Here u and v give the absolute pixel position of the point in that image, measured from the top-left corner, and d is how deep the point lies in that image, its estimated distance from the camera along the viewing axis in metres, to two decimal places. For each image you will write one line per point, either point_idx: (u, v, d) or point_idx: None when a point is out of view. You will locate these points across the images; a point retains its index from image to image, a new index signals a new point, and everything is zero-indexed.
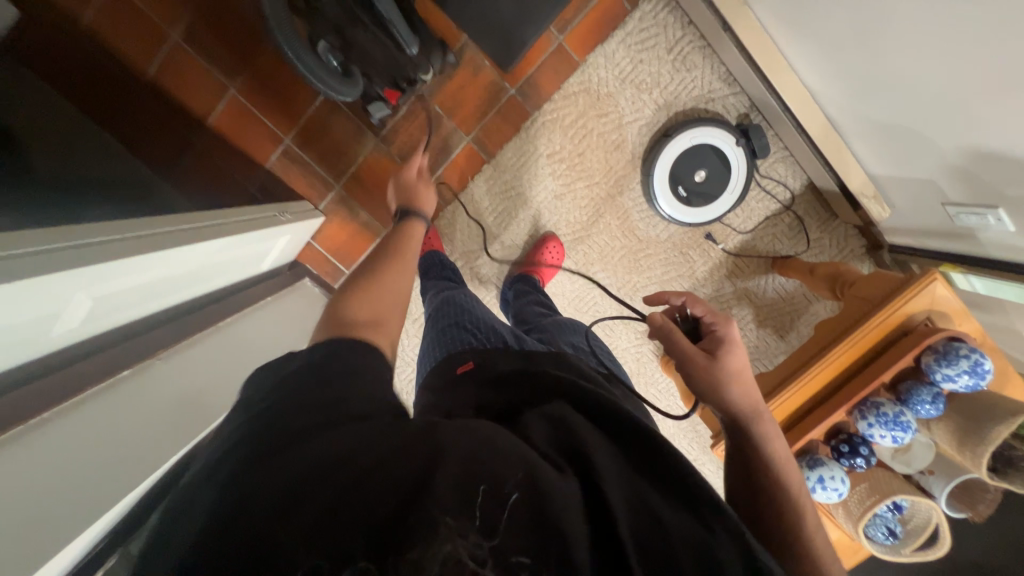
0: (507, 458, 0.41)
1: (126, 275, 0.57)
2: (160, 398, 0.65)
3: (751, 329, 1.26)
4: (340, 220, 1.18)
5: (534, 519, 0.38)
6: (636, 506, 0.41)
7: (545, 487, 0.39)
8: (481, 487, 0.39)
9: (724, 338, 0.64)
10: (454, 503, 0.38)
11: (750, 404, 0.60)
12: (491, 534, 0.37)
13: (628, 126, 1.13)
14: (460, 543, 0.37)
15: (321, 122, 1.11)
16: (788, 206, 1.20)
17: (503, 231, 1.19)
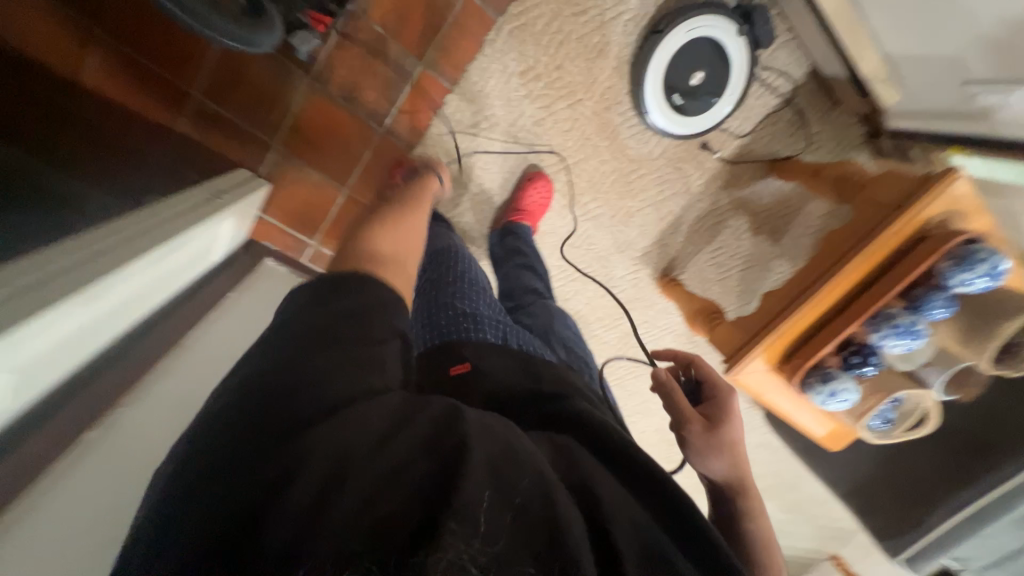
0: (523, 459, 0.38)
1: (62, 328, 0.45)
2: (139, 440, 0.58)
3: (745, 238, 1.21)
4: (288, 184, 1.00)
5: (546, 519, 0.35)
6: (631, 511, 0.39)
7: (553, 494, 0.36)
8: (488, 492, 0.35)
9: (723, 407, 0.63)
10: (465, 512, 0.33)
11: (738, 475, 0.60)
12: (495, 540, 0.33)
13: (612, 23, 0.94)
14: (463, 550, 0.32)
15: (233, 64, 0.86)
16: (789, 100, 1.09)
17: (481, 171, 1.05)
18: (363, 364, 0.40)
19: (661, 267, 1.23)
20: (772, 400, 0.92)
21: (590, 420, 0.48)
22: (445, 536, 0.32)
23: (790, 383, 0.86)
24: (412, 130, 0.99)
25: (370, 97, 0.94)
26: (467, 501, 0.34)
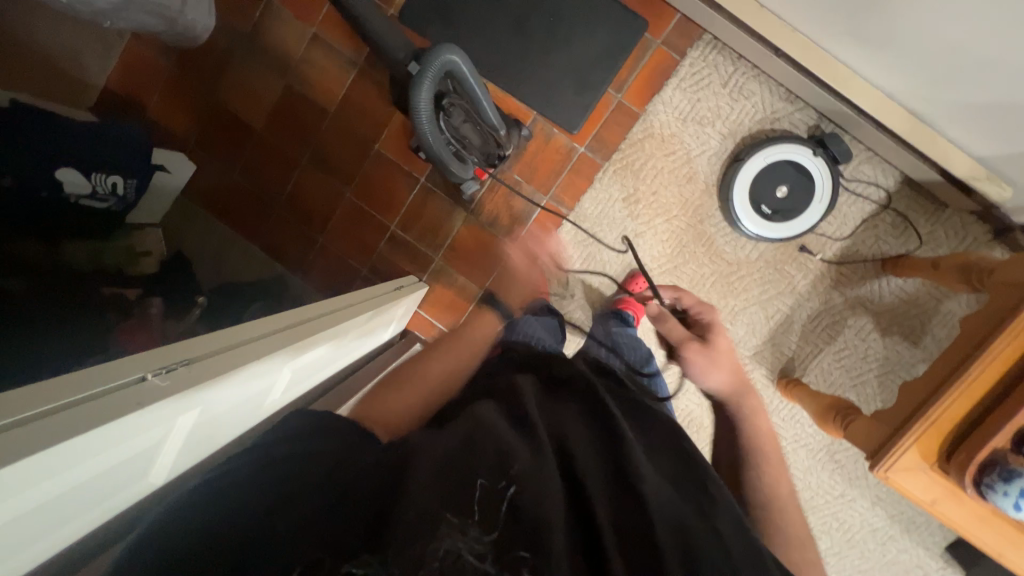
0: (496, 459, 0.48)
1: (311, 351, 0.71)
2: None
3: (874, 338, 1.18)
4: (441, 286, 1.31)
5: (519, 517, 0.44)
6: (614, 506, 0.48)
7: (527, 479, 0.46)
8: (480, 482, 0.46)
9: (709, 324, 0.95)
10: (454, 504, 0.44)
11: (738, 385, 0.86)
12: (490, 530, 0.43)
13: (697, 159, 1.18)
14: (460, 540, 0.41)
15: (420, 207, 1.29)
16: (886, 205, 1.14)
17: (591, 275, 1.26)
18: (323, 438, 0.53)
19: (777, 367, 1.21)
20: (943, 511, 0.78)
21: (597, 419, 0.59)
22: (444, 526, 0.42)
23: (962, 484, 0.74)
24: (536, 245, 1.26)
25: (508, 222, 1.26)
26: (447, 496, 0.44)
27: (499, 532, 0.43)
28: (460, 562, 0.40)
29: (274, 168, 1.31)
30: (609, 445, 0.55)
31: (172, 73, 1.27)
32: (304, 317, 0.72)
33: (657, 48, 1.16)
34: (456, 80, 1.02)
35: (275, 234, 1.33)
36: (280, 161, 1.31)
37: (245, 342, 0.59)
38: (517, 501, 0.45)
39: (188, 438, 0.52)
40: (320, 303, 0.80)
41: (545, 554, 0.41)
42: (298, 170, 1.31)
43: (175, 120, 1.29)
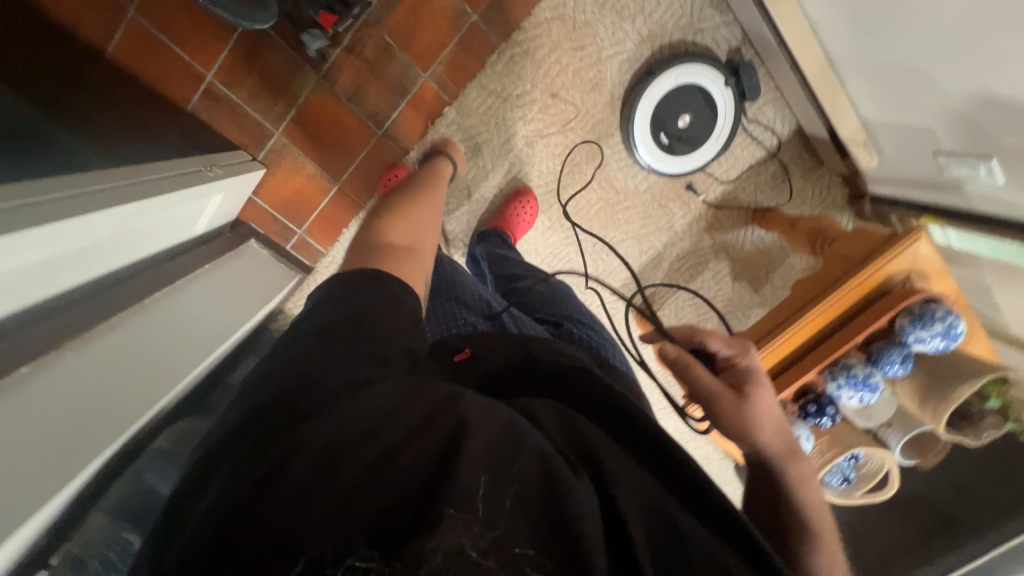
0: (516, 433, 0.35)
1: (24, 254, 0.48)
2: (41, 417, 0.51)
3: (726, 282, 1.25)
4: (284, 172, 1.03)
5: (545, 510, 0.32)
6: (649, 500, 0.37)
7: (560, 480, 0.33)
8: (485, 476, 0.32)
9: (748, 372, 0.59)
10: (461, 490, 0.31)
11: (784, 443, 0.56)
12: (491, 525, 0.30)
13: (608, 62, 1.00)
14: (464, 535, 0.29)
15: (248, 53, 0.91)
16: (773, 154, 1.12)
17: (471, 184, 1.09)
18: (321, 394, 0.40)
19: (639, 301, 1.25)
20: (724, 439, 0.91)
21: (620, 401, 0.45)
22: (441, 519, 0.29)
23: None
24: (407, 139, 1.05)
25: (372, 100, 0.99)
26: (463, 479, 0.31)
27: (504, 529, 0.30)
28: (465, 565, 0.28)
29: None
30: (643, 434, 0.42)
31: None
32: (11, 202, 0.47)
33: None
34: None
35: None
36: None
37: None
38: (526, 495, 0.32)
39: None
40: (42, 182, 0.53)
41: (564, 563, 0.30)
42: None
43: None
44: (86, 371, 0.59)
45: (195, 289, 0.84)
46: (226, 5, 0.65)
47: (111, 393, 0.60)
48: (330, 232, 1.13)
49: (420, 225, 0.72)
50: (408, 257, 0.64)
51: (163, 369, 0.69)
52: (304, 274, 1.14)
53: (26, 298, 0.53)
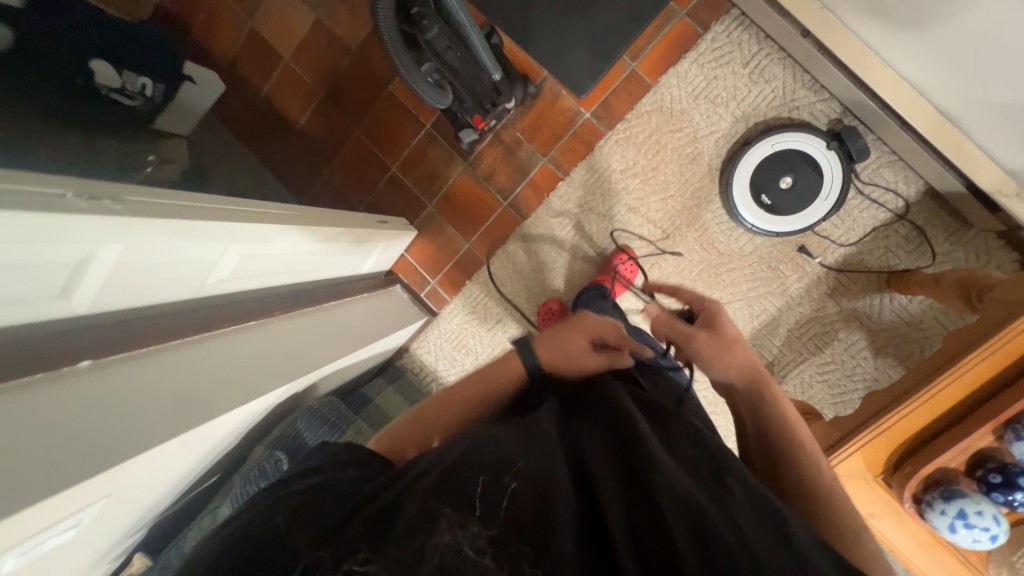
0: (503, 459, 0.48)
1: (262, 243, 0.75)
2: (254, 353, 0.72)
3: (865, 357, 1.11)
4: (430, 235, 1.33)
5: (532, 509, 0.44)
6: (637, 508, 0.44)
7: (541, 487, 0.46)
8: (483, 477, 0.46)
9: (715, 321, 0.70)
10: (454, 500, 0.44)
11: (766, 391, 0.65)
12: (490, 524, 0.43)
13: (704, 139, 1.14)
14: (458, 534, 0.42)
15: (421, 152, 1.31)
16: (902, 215, 1.06)
17: (579, 245, 1.24)
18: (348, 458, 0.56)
19: None
20: (881, 528, 0.72)
21: (616, 422, 0.54)
22: (444, 519, 0.43)
23: (901, 498, 0.69)
24: (528, 207, 1.26)
25: (502, 180, 1.26)
26: (451, 494, 0.45)
27: (499, 529, 0.43)
28: (460, 555, 0.41)
29: (290, 96, 1.35)
30: (635, 448, 0.49)
31: None
32: (262, 210, 0.76)
33: (681, 18, 1.11)
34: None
35: (285, 161, 1.38)
36: (298, 90, 1.34)
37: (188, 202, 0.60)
38: (515, 498, 0.45)
39: (115, 273, 0.54)
40: (286, 207, 0.84)
41: (545, 551, 0.41)
42: (314, 99, 1.34)
43: (219, 42, 1.34)
44: (280, 338, 0.80)
45: (358, 307, 1.09)
46: (427, 88, 0.83)
47: (284, 356, 0.77)
48: (456, 284, 1.33)
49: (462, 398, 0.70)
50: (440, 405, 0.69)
51: (332, 349, 0.90)
52: (430, 316, 1.34)
53: (251, 281, 0.80)
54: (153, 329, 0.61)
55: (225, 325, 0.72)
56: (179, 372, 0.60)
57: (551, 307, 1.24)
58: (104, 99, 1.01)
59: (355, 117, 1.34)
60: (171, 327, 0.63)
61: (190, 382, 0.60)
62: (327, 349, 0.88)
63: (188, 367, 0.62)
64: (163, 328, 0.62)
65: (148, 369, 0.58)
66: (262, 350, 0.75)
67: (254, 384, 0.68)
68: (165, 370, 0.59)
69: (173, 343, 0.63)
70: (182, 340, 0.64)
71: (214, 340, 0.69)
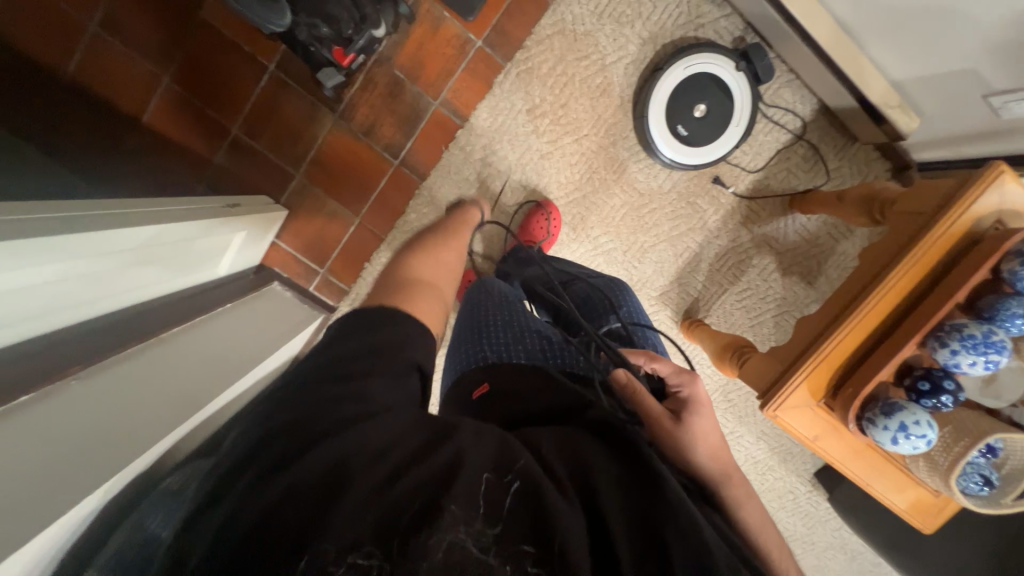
0: (509, 458, 0.40)
1: (25, 271, 0.45)
2: (58, 438, 0.46)
3: (775, 278, 1.16)
4: (307, 213, 1.05)
5: (533, 510, 0.37)
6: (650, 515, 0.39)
7: (545, 491, 0.38)
8: (487, 475, 0.39)
9: (689, 400, 0.60)
10: (461, 496, 0.37)
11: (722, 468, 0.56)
12: (495, 523, 0.36)
13: (613, 67, 1.01)
14: (463, 532, 0.35)
15: (271, 103, 0.99)
16: (799, 135, 1.08)
17: (491, 205, 1.07)
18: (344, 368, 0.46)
19: (682, 308, 1.16)
20: (822, 446, 0.76)
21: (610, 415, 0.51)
22: (446, 516, 0.36)
23: (845, 419, 0.70)
24: (423, 164, 1.03)
25: (387, 132, 1.01)
26: (455, 491, 0.37)
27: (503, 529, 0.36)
28: (463, 560, 0.34)
29: (35, 28, 0.88)
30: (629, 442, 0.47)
31: None
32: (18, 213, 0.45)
33: None
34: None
35: None
36: (50, 18, 0.88)
37: None
38: (523, 498, 0.38)
39: None
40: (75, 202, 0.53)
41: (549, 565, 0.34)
42: (84, 35, 0.91)
43: None
44: (95, 404, 0.53)
45: (232, 318, 0.84)
46: None
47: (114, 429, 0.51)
48: (352, 268, 1.08)
49: (442, 267, 0.75)
50: (427, 292, 0.66)
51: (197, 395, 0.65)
52: (327, 313, 1.09)
53: (10, 334, 0.49)
54: None
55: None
56: None
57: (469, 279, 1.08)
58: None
59: (159, 60, 0.94)
60: None
61: None
62: (188, 395, 0.63)
63: None
64: None
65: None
66: (76, 425, 0.49)
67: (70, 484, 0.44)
68: None
69: None
70: None
71: None
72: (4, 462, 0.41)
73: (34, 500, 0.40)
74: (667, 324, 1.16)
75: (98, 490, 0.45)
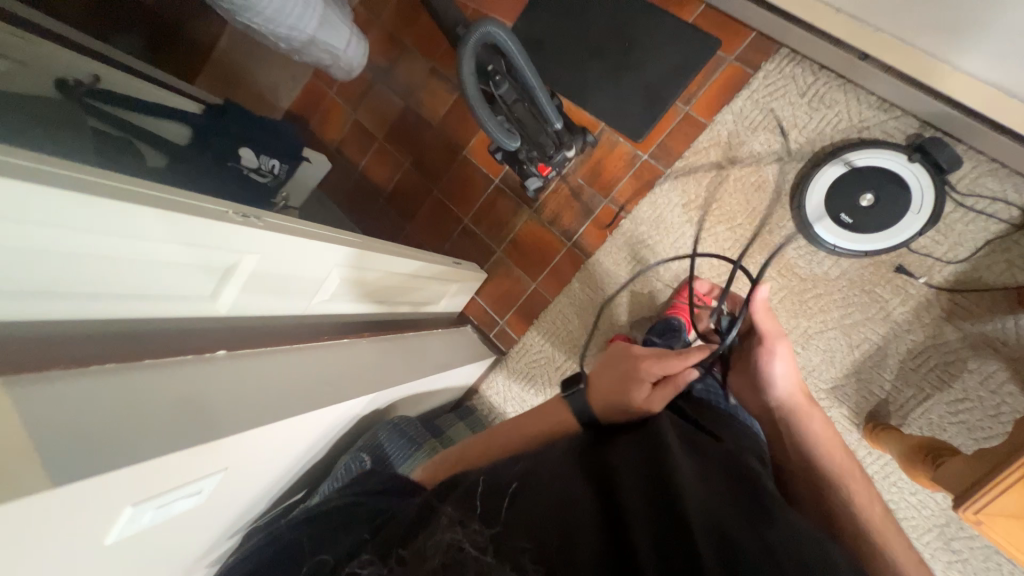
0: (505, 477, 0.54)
1: (357, 267, 0.84)
2: (344, 366, 0.78)
3: (1009, 390, 0.94)
4: (501, 278, 1.41)
5: (523, 507, 0.47)
6: (660, 511, 0.43)
7: (534, 488, 0.50)
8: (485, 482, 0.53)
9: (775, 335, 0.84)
10: (457, 510, 0.49)
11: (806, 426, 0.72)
12: (491, 522, 0.47)
13: (768, 167, 1.14)
14: (459, 532, 0.46)
15: (491, 203, 1.44)
16: (1020, 225, 0.95)
17: (647, 281, 1.24)
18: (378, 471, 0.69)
19: (863, 408, 1.03)
20: None
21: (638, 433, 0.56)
22: (445, 519, 0.49)
23: None
24: (590, 246, 1.30)
25: (566, 222, 1.33)
26: (460, 501, 0.51)
27: (499, 528, 0.46)
28: (460, 552, 0.44)
29: (380, 166, 1.57)
30: (650, 449, 0.52)
31: (331, 98, 1.60)
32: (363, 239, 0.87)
33: (730, 63, 1.18)
34: (498, 46, 0.94)
35: (374, 219, 1.56)
36: (388, 161, 1.56)
37: (304, 227, 0.71)
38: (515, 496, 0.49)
39: (246, 284, 0.64)
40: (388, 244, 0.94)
41: (540, 542, 0.43)
42: (402, 168, 1.55)
43: (330, 132, 1.61)
44: (368, 357, 0.85)
45: (439, 339, 1.15)
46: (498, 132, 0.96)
47: (372, 372, 0.83)
48: (525, 323, 1.37)
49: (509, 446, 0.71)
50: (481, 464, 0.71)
51: (418, 372, 0.95)
52: (499, 355, 1.37)
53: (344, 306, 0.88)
54: (245, 338, 0.66)
55: (320, 340, 0.78)
56: (288, 372, 0.67)
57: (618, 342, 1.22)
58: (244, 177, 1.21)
59: (435, 181, 1.51)
60: (278, 334, 0.72)
61: (292, 380, 0.66)
62: (413, 370, 0.94)
63: (295, 367, 0.69)
64: (274, 338, 0.71)
65: (247, 369, 0.62)
66: (353, 362, 0.81)
67: (348, 388, 0.74)
68: (277, 369, 0.66)
69: (282, 347, 0.70)
70: (292, 345, 0.72)
71: (308, 351, 0.74)
72: (323, 369, 0.73)
73: (327, 389, 0.70)
74: (843, 424, 1.03)
75: (322, 432, 0.72)
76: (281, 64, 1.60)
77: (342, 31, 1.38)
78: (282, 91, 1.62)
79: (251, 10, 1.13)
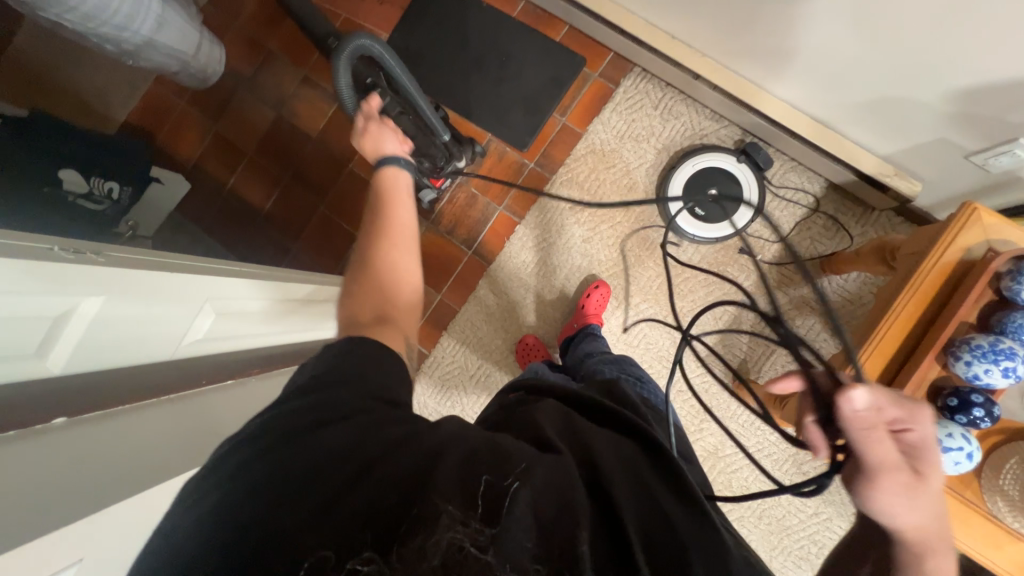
0: (508, 458, 0.47)
1: (236, 298, 0.76)
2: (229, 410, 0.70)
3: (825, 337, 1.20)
4: None
5: (534, 516, 0.43)
6: (644, 508, 0.48)
7: (540, 480, 0.45)
8: (485, 478, 0.45)
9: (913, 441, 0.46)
10: (457, 497, 0.44)
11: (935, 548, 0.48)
12: (492, 522, 0.42)
13: (636, 171, 1.29)
14: (460, 531, 0.41)
15: None
16: (816, 208, 1.23)
17: (547, 281, 1.32)
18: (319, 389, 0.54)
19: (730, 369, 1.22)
20: None
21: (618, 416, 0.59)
22: (445, 517, 0.42)
23: None
24: (491, 253, 1.34)
25: (464, 231, 1.35)
26: (450, 494, 0.44)
27: (501, 529, 0.42)
28: (463, 554, 0.39)
29: (253, 184, 1.41)
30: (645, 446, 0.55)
31: (182, 109, 1.40)
32: (244, 268, 0.79)
33: (595, 79, 1.32)
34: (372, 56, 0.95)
35: (249, 242, 1.40)
36: (262, 177, 1.42)
37: (163, 260, 0.62)
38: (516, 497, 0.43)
39: (93, 333, 0.55)
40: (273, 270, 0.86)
41: (556, 556, 0.41)
42: (280, 185, 1.42)
43: (185, 147, 1.41)
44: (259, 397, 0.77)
45: None
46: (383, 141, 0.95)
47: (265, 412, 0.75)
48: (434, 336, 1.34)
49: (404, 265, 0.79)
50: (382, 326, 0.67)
51: None
52: None
53: (226, 343, 0.78)
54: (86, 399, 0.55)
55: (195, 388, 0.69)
56: (141, 436, 0.58)
57: (528, 343, 1.27)
58: (75, 208, 1.02)
59: (320, 197, 1.41)
60: (138, 386, 0.62)
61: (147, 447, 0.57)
62: None
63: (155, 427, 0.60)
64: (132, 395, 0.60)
65: (89, 435, 0.53)
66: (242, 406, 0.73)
67: None
68: (126, 434, 0.57)
69: (137, 405, 0.60)
70: (153, 401, 0.63)
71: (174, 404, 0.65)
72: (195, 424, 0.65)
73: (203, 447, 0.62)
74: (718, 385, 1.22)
75: None
76: (108, 67, 1.35)
77: (188, 33, 1.21)
78: (112, 98, 1.37)
79: (60, 5, 0.94)
